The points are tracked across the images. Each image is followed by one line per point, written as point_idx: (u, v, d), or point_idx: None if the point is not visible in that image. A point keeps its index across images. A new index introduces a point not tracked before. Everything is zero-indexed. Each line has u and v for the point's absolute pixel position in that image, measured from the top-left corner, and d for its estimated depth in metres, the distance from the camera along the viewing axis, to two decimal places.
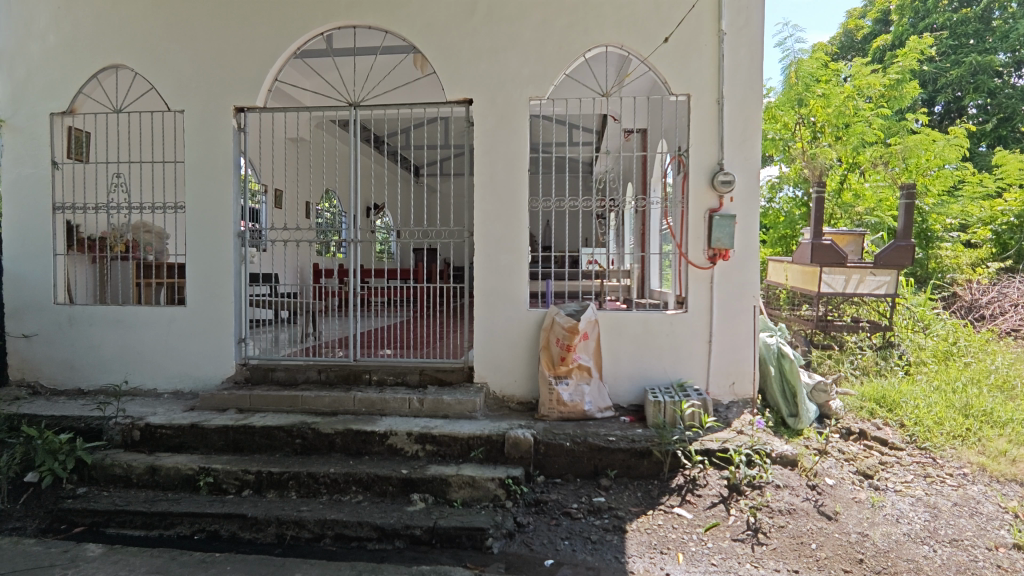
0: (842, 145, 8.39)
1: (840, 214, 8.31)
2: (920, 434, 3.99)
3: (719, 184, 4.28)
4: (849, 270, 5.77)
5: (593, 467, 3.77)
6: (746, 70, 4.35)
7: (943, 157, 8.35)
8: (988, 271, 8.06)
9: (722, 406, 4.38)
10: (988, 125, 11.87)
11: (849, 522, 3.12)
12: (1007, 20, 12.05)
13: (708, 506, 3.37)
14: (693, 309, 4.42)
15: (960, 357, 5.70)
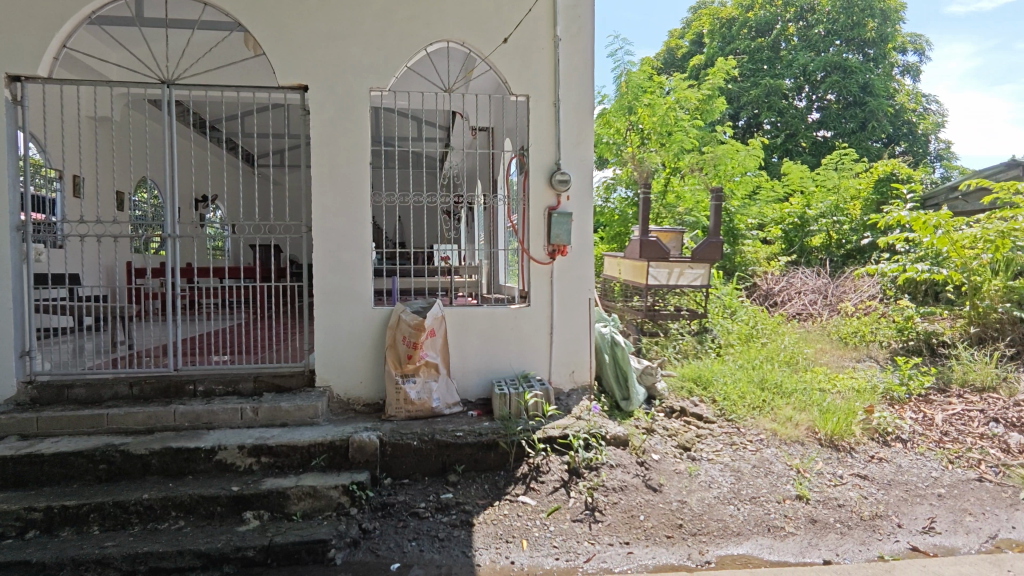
0: (665, 151, 9.23)
1: (664, 213, 9.33)
2: (727, 408, 4.56)
3: (556, 183, 4.49)
4: (671, 264, 6.40)
5: (441, 464, 3.74)
6: (579, 76, 4.61)
7: (744, 165, 9.51)
8: (779, 264, 9.60)
9: (563, 393, 4.61)
10: (777, 139, 13.89)
11: (670, 492, 3.46)
12: (791, 51, 14.23)
13: (551, 491, 3.53)
14: (536, 303, 4.60)
15: (758, 338, 6.61)
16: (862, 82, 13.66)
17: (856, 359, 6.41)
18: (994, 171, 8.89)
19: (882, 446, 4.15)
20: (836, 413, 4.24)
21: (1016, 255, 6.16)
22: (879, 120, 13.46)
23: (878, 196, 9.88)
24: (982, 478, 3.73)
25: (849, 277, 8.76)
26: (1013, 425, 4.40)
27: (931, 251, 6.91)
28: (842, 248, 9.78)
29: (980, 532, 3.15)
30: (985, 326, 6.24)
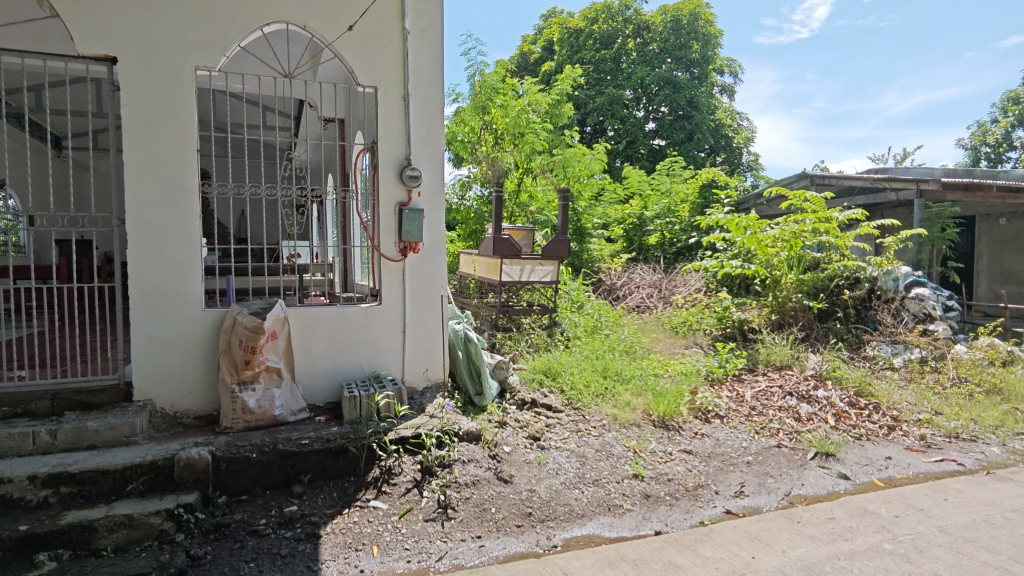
0: (518, 151, 9.51)
1: (518, 212, 9.71)
2: (574, 397, 4.83)
3: (406, 179, 4.41)
4: (523, 261, 6.59)
5: (284, 476, 3.49)
6: (429, 71, 4.56)
7: (590, 168, 10.08)
8: (620, 261, 10.42)
9: (417, 392, 4.54)
10: (619, 146, 15.00)
11: (520, 482, 3.56)
12: (630, 64, 15.45)
13: (403, 493, 3.45)
14: (387, 301, 4.48)
15: (602, 329, 7.09)
16: (689, 98, 15.13)
17: (684, 346, 7.12)
18: (789, 181, 10.40)
19: (703, 423, 4.66)
20: (667, 396, 4.70)
21: (805, 254, 7.27)
22: (703, 132, 15.07)
23: (702, 200, 11.07)
24: (780, 444, 4.33)
25: (679, 273, 9.70)
26: (803, 397, 5.18)
27: (743, 251, 7.91)
28: (674, 245, 10.79)
29: (778, 491, 3.66)
30: (784, 314, 7.25)
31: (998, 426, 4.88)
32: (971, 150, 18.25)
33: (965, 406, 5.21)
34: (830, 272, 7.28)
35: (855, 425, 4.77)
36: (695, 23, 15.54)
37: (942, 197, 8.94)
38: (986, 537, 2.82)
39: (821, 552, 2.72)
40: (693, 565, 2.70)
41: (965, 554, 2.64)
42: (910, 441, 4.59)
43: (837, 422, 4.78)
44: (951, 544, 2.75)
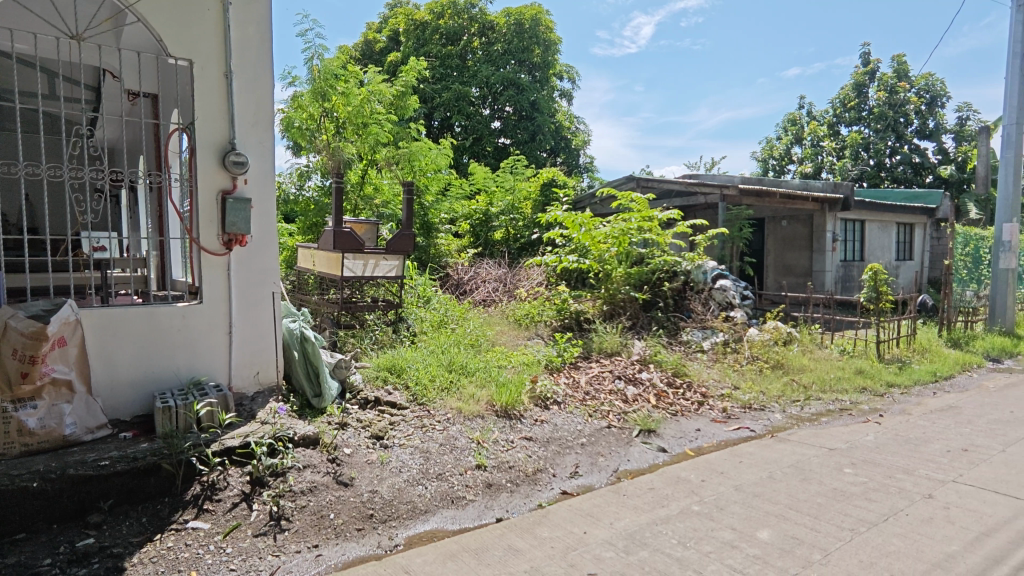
0: (360, 142, 9.16)
1: (362, 205, 9.20)
2: (419, 392, 4.79)
3: (230, 165, 4.02)
4: (366, 256, 6.37)
5: (78, 505, 3.00)
6: (256, 48, 4.19)
7: (437, 162, 9.93)
8: (467, 255, 10.62)
9: (247, 398, 4.17)
10: (466, 142, 15.15)
11: (361, 484, 3.43)
12: (476, 62, 15.70)
13: (229, 509, 3.14)
14: (210, 300, 4.04)
15: (448, 323, 7.13)
16: (531, 100, 15.71)
17: (527, 337, 7.43)
18: (618, 182, 11.34)
19: (543, 410, 4.90)
20: (509, 386, 4.86)
21: (632, 250, 8.12)
22: (544, 134, 15.73)
23: (544, 199, 11.61)
24: (610, 425, 4.70)
25: (522, 268, 10.15)
26: (629, 380, 5.70)
27: (578, 246, 8.50)
28: (518, 241, 11.38)
29: (607, 468, 3.96)
30: (614, 304, 7.91)
31: (780, 396, 5.76)
32: (761, 162, 21.33)
33: (756, 380, 6.12)
34: (652, 266, 8.06)
35: (672, 403, 5.33)
36: (537, 28, 15.94)
37: (739, 201, 10.35)
38: (770, 490, 3.32)
39: (643, 520, 3.00)
40: (531, 546, 2.81)
41: (754, 507, 3.09)
42: (714, 413, 5.23)
43: (657, 401, 5.31)
44: (744, 500, 3.20)
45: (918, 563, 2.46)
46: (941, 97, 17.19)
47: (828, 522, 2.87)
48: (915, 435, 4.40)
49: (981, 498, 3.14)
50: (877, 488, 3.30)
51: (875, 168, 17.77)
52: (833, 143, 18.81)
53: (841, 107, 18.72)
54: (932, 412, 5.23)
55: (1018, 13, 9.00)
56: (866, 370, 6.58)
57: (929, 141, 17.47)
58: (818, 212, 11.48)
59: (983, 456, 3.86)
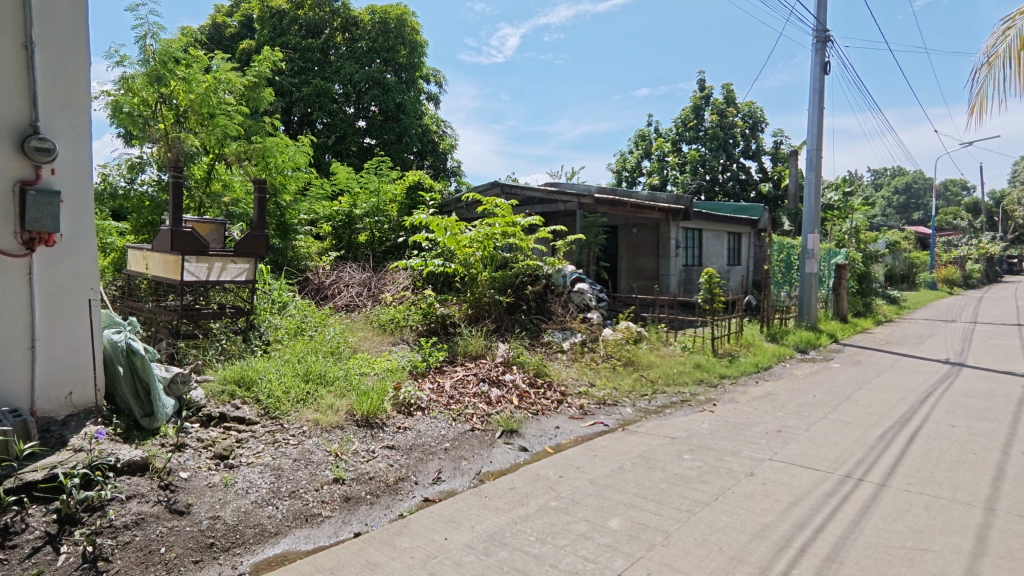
0: (205, 133, 8.18)
1: (208, 203, 8.45)
2: (271, 406, 4.45)
3: (34, 151, 3.44)
4: (211, 258, 5.81)
5: None
6: (65, 20, 3.64)
7: (295, 160, 9.35)
8: (328, 258, 10.20)
9: (57, 423, 3.56)
10: (329, 140, 14.50)
11: (201, 510, 3.10)
12: (338, 58, 15.08)
13: (27, 556, 2.65)
14: (5, 309, 3.40)
15: (307, 331, 6.73)
16: (398, 101, 15.37)
17: (391, 342, 7.26)
18: (483, 188, 11.50)
19: (406, 417, 4.80)
20: (371, 394, 4.70)
21: (497, 254, 8.30)
22: (411, 136, 15.50)
23: (409, 201, 11.43)
24: (474, 427, 4.74)
25: (387, 272, 9.96)
26: (493, 382, 5.79)
27: (443, 250, 8.49)
28: (383, 244, 11.08)
29: (470, 471, 3.96)
30: (479, 307, 7.99)
31: (630, 391, 6.19)
32: (615, 173, 22.90)
33: (610, 376, 6.54)
34: (516, 270, 8.31)
35: (534, 403, 5.50)
36: (402, 28, 15.47)
37: (595, 209, 10.99)
38: (620, 481, 3.55)
39: (503, 520, 3.05)
40: (390, 559, 2.73)
41: (606, 498, 3.27)
42: (572, 410, 5.49)
43: (519, 402, 5.45)
44: (597, 492, 3.38)
45: (741, 534, 2.76)
46: (761, 123, 19.70)
47: (669, 506, 3.13)
48: (741, 421, 4.96)
49: (791, 472, 3.61)
50: (710, 471, 3.67)
51: (710, 183, 19.88)
52: (676, 158, 20.73)
53: (682, 127, 20.71)
54: (755, 400, 5.93)
55: (817, 55, 10.57)
56: (703, 364, 7.31)
57: (752, 161, 19.92)
58: (663, 222, 12.55)
59: (793, 435, 4.46)
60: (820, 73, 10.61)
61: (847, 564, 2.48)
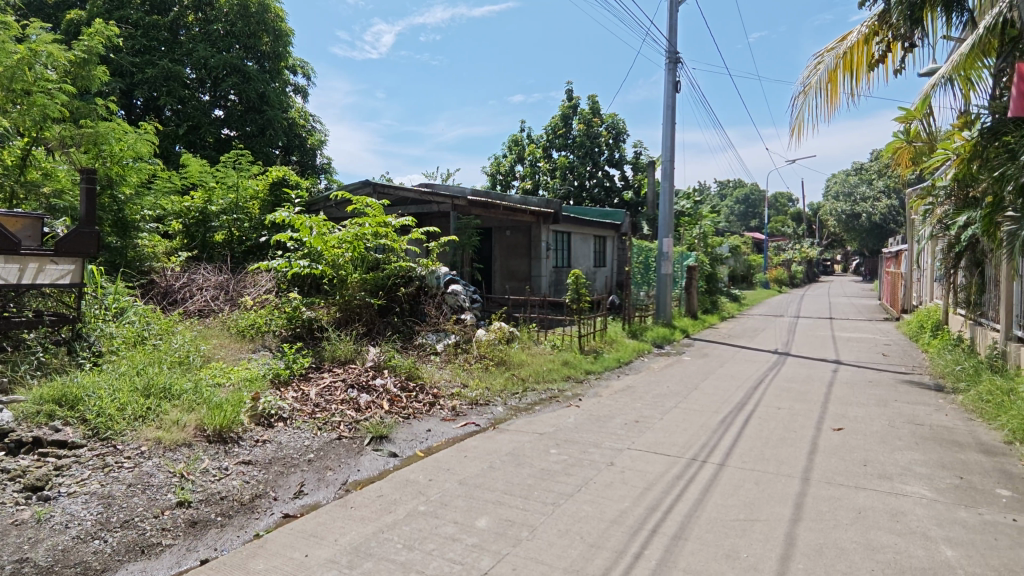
0: (18, 115, 6.94)
1: (22, 192, 7.11)
2: (101, 425, 3.93)
3: None
4: (24, 259, 5.00)
5: None
6: None
7: (135, 149, 8.20)
8: (178, 259, 9.30)
9: None
10: (179, 129, 13.17)
11: (5, 554, 2.64)
12: (189, 39, 13.70)
13: None
14: None
15: (149, 340, 6.00)
16: (260, 91, 14.21)
17: (251, 350, 6.75)
18: (354, 186, 11.07)
19: (266, 429, 4.48)
20: (224, 406, 4.30)
21: (368, 255, 8.03)
22: (276, 129, 14.50)
23: (273, 198, 10.64)
24: (340, 436, 4.53)
25: (247, 273, 9.25)
26: (363, 387, 5.58)
27: (309, 251, 8.04)
28: (243, 244, 10.26)
29: (336, 481, 3.75)
30: (349, 310, 7.68)
31: (502, 390, 6.31)
32: (489, 176, 23.20)
33: (482, 376, 6.61)
34: (388, 271, 8.10)
35: (405, 406, 5.39)
36: (265, 14, 14.31)
37: (468, 211, 11.06)
38: (489, 480, 3.59)
39: (368, 530, 2.95)
40: None
41: (475, 498, 3.29)
42: (444, 412, 5.46)
43: (390, 406, 5.30)
44: (466, 492, 3.39)
45: (600, 521, 2.91)
46: (623, 134, 21.08)
47: (535, 501, 3.22)
48: (603, 413, 5.24)
49: (646, 459, 3.88)
50: (574, 463, 3.84)
51: (578, 188, 20.87)
52: (547, 164, 21.49)
53: (552, 134, 21.52)
54: (616, 393, 6.32)
55: (669, 74, 11.51)
56: (571, 361, 7.65)
57: (616, 169, 21.23)
58: (534, 224, 12.95)
59: (648, 425, 4.80)
60: (671, 91, 11.58)
61: (691, 539, 2.71)
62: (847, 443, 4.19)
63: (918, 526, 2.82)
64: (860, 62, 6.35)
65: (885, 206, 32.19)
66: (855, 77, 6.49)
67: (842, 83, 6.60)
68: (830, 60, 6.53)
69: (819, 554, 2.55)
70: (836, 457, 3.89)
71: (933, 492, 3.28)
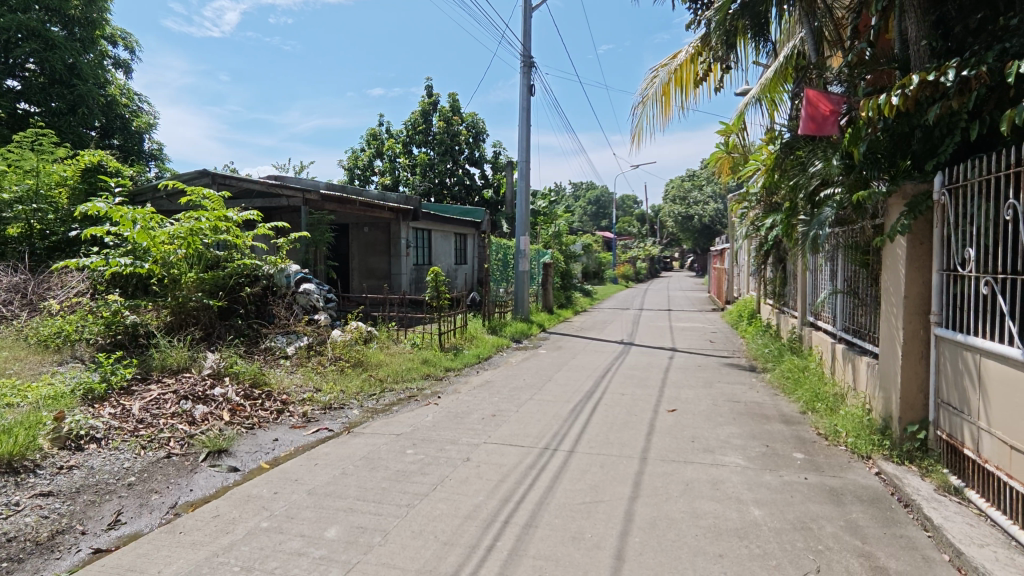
0: None
1: None
2: None
3: None
4: None
5: None
6: None
7: None
8: None
9: None
10: None
11: None
12: None
13: None
14: None
15: None
16: (68, 62, 12.27)
17: (56, 362, 5.81)
18: (189, 176, 9.98)
19: (73, 453, 3.88)
20: (15, 431, 3.65)
21: (205, 252, 7.29)
22: (90, 107, 12.57)
23: (86, 186, 9.18)
24: (169, 454, 4.05)
25: (52, 272, 7.93)
26: (198, 399, 5.04)
27: (133, 247, 7.07)
28: (46, 239, 8.69)
29: (161, 505, 3.32)
30: (182, 314, 6.92)
31: (358, 392, 6.07)
32: (347, 171, 22.19)
33: (337, 379, 6.30)
34: (230, 271, 7.41)
35: (248, 416, 4.96)
36: None
37: (321, 206, 10.49)
38: (340, 487, 3.43)
39: (200, 556, 2.67)
40: None
41: (324, 507, 3.13)
42: (294, 419, 5.11)
43: (231, 417, 4.85)
44: (315, 503, 3.21)
45: (454, 518, 2.92)
46: (482, 134, 21.41)
47: (389, 504, 3.14)
48: (462, 410, 5.27)
49: (501, 452, 3.97)
50: (430, 462, 3.81)
51: (438, 186, 20.80)
52: (406, 160, 21.08)
53: (412, 130, 21.14)
54: (475, 389, 6.40)
55: (524, 77, 11.88)
56: (430, 359, 7.59)
57: (476, 167, 21.47)
58: (393, 221, 12.67)
59: (505, 418, 4.92)
60: (526, 93, 11.96)
61: (541, 526, 2.82)
62: (679, 423, 4.64)
63: (733, 492, 3.20)
64: (687, 78, 7.05)
65: (713, 209, 36.18)
66: (684, 92, 7.23)
67: (674, 97, 7.33)
68: (664, 75, 7.19)
69: (652, 527, 2.79)
70: (670, 436, 4.29)
71: (745, 460, 3.74)
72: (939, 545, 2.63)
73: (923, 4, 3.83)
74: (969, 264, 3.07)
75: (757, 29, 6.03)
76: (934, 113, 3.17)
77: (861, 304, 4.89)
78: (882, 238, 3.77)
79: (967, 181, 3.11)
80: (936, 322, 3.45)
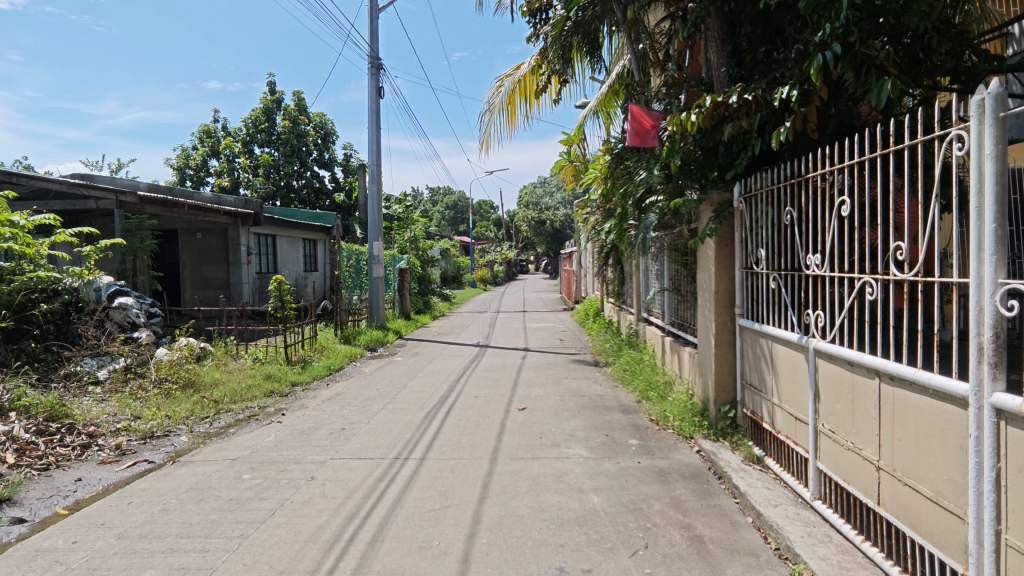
0: None
1: None
2: None
3: None
4: None
5: None
6: None
7: None
8: None
9: None
10: None
11: None
12: None
13: None
14: None
15: None
16: None
17: None
18: None
19: None
20: None
21: None
22: None
23: None
24: None
25: None
26: None
27: None
28: None
29: None
30: None
31: (188, 416, 5.45)
32: (176, 170, 19.93)
33: (161, 405, 5.58)
34: (16, 285, 6.28)
35: (42, 456, 4.21)
36: None
37: (141, 209, 9.31)
38: (159, 526, 3.04)
39: None
40: None
41: (137, 551, 2.75)
42: (104, 454, 4.44)
43: (17, 459, 4.08)
44: (125, 548, 2.81)
45: (294, 544, 2.73)
46: (331, 136, 20.56)
47: (218, 537, 2.85)
48: (308, 426, 4.97)
49: (348, 467, 3.80)
50: (268, 486, 3.54)
51: (284, 189, 19.52)
52: (247, 160, 19.46)
53: (252, 128, 19.56)
54: (324, 402, 6.07)
55: (372, 79, 11.57)
56: (274, 374, 7.06)
57: (326, 170, 20.50)
58: (231, 226, 11.63)
59: (355, 431, 4.72)
60: (374, 96, 11.65)
61: (387, 540, 2.73)
62: (528, 420, 4.79)
63: (575, 482, 3.37)
64: (530, 88, 7.37)
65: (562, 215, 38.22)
66: (528, 102, 7.54)
67: (518, 107, 7.62)
68: (509, 84, 7.44)
69: (499, 526, 2.84)
70: (519, 434, 4.42)
71: (587, 451, 3.97)
72: (744, 510, 3.00)
73: (721, 35, 4.41)
74: (761, 263, 3.55)
75: (591, 46, 6.46)
76: (728, 131, 3.64)
77: (684, 300, 5.44)
78: (696, 240, 4.23)
79: (756, 190, 3.62)
80: (740, 313, 3.94)
